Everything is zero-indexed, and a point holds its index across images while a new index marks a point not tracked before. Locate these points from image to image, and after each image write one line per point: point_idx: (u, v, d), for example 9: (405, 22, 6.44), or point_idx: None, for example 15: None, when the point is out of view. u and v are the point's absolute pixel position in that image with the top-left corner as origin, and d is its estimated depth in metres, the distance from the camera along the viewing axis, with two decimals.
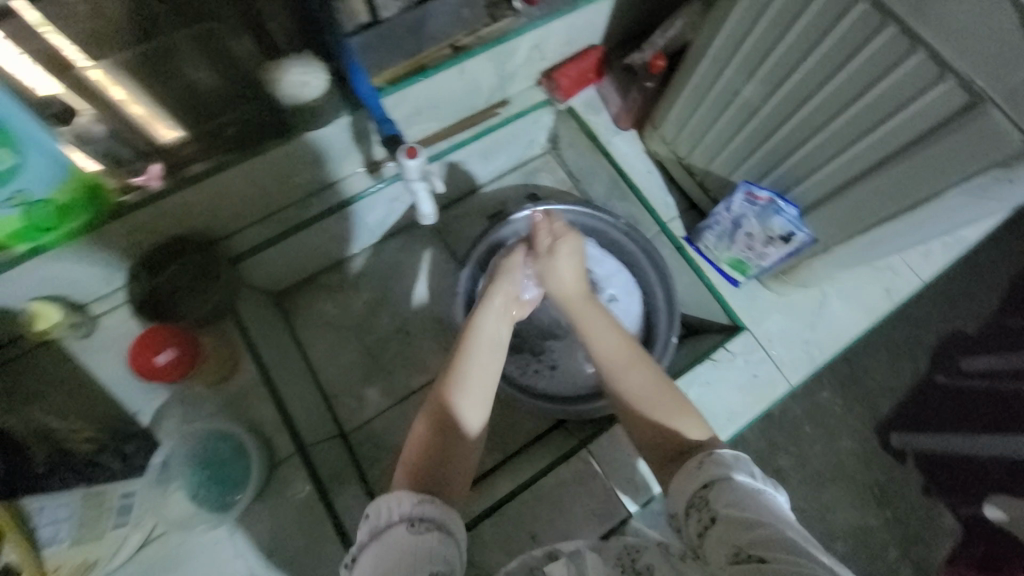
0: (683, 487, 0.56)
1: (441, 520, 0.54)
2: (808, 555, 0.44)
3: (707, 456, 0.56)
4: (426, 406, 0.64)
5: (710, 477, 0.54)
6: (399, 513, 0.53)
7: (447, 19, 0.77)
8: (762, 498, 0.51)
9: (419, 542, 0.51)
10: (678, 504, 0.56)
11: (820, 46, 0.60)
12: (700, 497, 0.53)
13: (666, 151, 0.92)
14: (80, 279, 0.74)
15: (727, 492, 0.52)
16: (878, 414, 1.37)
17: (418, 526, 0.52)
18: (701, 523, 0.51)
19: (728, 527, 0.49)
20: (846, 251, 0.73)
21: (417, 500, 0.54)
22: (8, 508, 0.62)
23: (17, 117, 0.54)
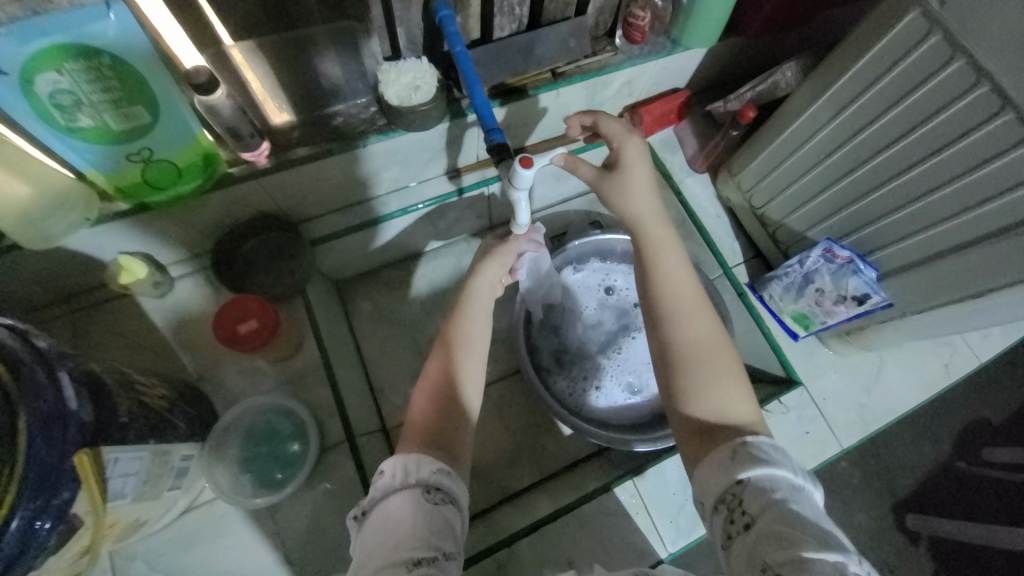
0: (714, 477, 0.51)
1: (453, 494, 0.52)
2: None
3: (741, 447, 0.51)
4: (424, 378, 0.63)
5: (744, 476, 0.49)
6: (415, 478, 0.51)
7: (554, 46, 0.80)
8: (802, 511, 0.46)
9: (432, 512, 0.49)
10: (706, 495, 0.51)
11: (928, 122, 0.61)
12: (731, 495, 0.49)
13: (739, 197, 0.94)
14: (168, 239, 0.76)
15: (764, 498, 0.47)
16: (896, 492, 1.37)
17: (434, 496, 0.50)
18: (731, 526, 0.47)
19: (761, 540, 0.44)
20: (921, 321, 0.74)
21: (434, 468, 0.52)
22: (93, 453, 0.47)
23: (162, 82, 0.56)
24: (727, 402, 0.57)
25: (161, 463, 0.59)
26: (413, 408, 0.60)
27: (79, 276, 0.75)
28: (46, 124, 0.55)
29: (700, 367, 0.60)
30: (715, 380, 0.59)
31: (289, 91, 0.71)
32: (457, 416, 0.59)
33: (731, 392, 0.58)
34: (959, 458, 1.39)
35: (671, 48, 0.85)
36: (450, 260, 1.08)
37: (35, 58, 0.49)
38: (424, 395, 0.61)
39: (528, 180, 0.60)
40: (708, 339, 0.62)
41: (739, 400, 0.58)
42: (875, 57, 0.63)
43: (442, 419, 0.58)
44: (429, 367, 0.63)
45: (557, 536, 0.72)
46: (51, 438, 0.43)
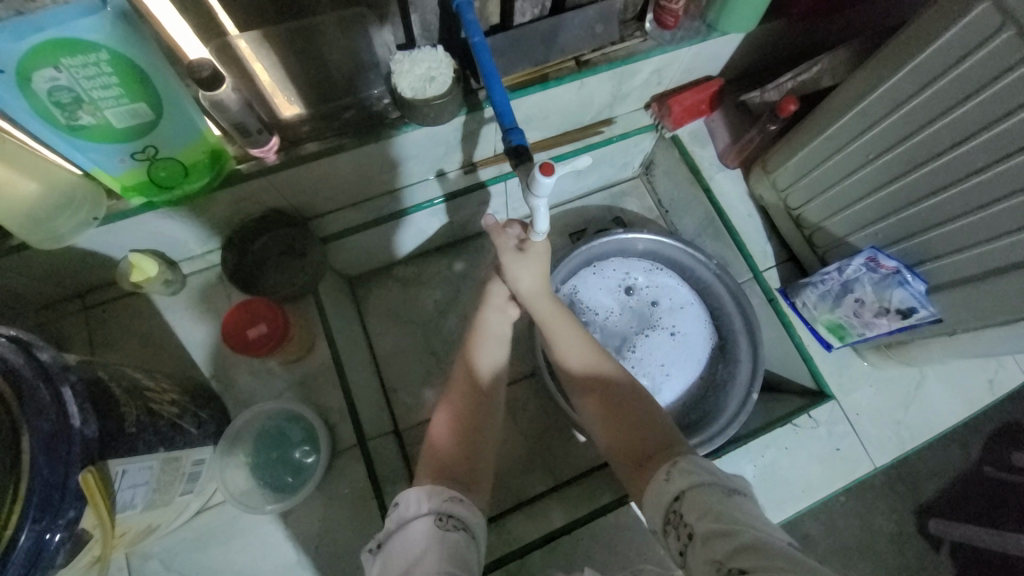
0: (658, 501, 0.55)
1: (465, 520, 0.53)
2: (784, 552, 0.44)
3: (675, 466, 0.55)
4: (443, 407, 0.66)
5: (679, 489, 0.53)
6: (427, 508, 0.53)
7: (581, 32, 0.73)
8: (737, 508, 0.50)
9: (443, 539, 0.50)
10: (655, 521, 0.55)
11: (995, 126, 0.54)
12: (674, 513, 0.52)
13: (775, 197, 0.87)
14: (178, 237, 0.74)
15: (700, 503, 0.51)
16: (918, 496, 1.32)
17: (445, 522, 0.52)
18: (681, 540, 0.50)
19: (708, 542, 0.47)
20: (973, 339, 0.68)
21: (445, 497, 0.54)
22: (98, 470, 0.46)
23: (161, 77, 0.53)
24: (654, 434, 0.62)
25: (172, 470, 0.58)
26: (434, 435, 0.64)
27: (91, 274, 0.75)
28: (47, 123, 0.52)
29: (618, 413, 0.66)
30: (634, 428, 0.63)
31: (298, 82, 0.67)
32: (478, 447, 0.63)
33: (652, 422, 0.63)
34: (988, 463, 1.32)
35: (706, 33, 0.78)
36: (464, 256, 1.05)
37: (31, 54, 0.46)
38: (443, 421, 0.65)
39: (547, 188, 0.56)
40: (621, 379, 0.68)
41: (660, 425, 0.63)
42: (940, 50, 0.56)
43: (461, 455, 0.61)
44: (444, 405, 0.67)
45: (570, 549, 0.70)
46: (53, 459, 0.42)
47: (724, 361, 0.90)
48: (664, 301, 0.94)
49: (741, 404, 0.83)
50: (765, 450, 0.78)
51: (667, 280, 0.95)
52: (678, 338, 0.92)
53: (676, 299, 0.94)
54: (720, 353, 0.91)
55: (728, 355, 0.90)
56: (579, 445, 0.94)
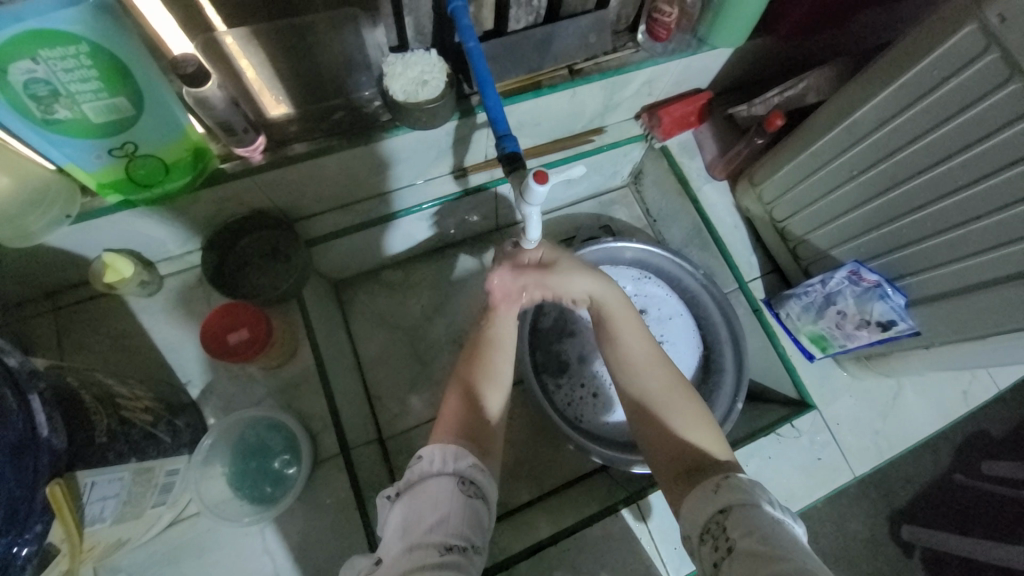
0: (699, 512, 0.53)
1: (485, 488, 0.53)
2: None
3: (724, 480, 0.54)
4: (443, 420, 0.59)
5: (727, 504, 0.51)
6: (453, 467, 0.52)
7: (575, 41, 0.74)
8: (784, 533, 0.48)
9: (465, 503, 0.50)
10: (692, 528, 0.53)
11: (976, 147, 0.56)
12: (716, 524, 0.51)
13: (760, 210, 0.89)
14: (155, 236, 0.72)
15: (745, 521, 0.49)
16: (892, 502, 1.35)
17: (468, 487, 0.51)
18: (718, 552, 0.49)
19: (748, 559, 0.46)
20: (951, 352, 0.70)
21: (472, 462, 0.52)
22: (66, 482, 0.44)
23: (144, 71, 0.51)
24: (695, 447, 0.60)
25: (145, 480, 0.56)
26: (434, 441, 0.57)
27: (62, 274, 0.71)
28: (20, 115, 0.50)
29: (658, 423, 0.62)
30: (677, 440, 0.60)
31: (287, 81, 0.66)
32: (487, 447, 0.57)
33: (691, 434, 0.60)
34: (958, 470, 1.36)
35: (697, 47, 0.80)
36: (452, 261, 1.04)
37: (8, 45, 0.44)
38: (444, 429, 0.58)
39: (541, 196, 0.56)
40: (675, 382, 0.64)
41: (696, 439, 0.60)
42: (924, 71, 0.57)
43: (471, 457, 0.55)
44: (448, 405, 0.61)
45: (557, 559, 0.69)
46: (20, 470, 0.39)
47: (710, 371, 0.91)
48: (653, 309, 0.95)
49: (725, 414, 0.83)
50: (747, 460, 0.79)
51: (653, 287, 0.96)
52: (666, 345, 0.93)
53: (664, 309, 0.95)
54: (707, 363, 0.92)
55: (713, 365, 0.91)
56: (566, 453, 0.93)
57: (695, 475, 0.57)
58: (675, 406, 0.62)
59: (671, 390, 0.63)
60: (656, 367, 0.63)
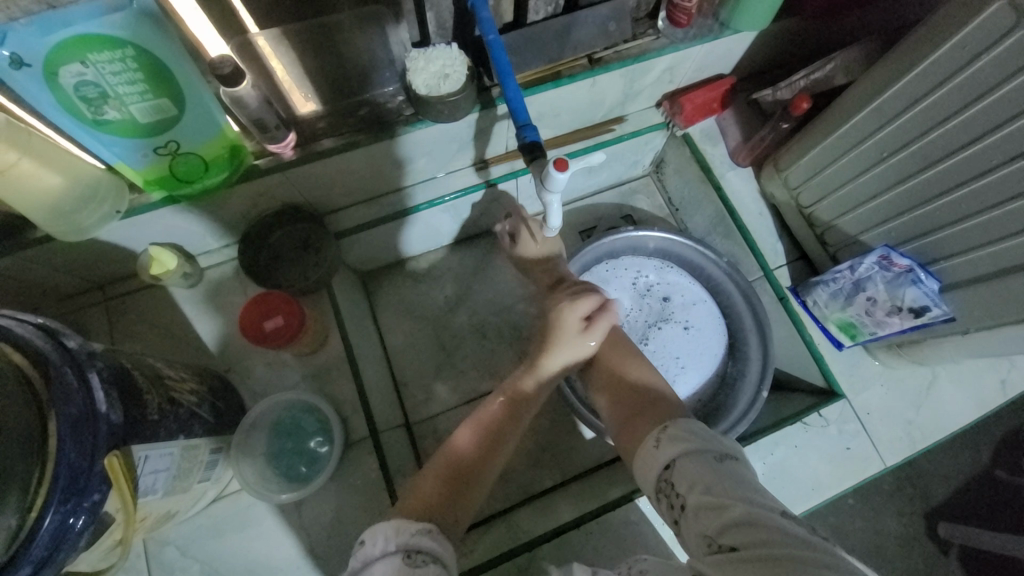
0: (649, 471, 0.54)
1: (437, 553, 0.50)
2: (771, 525, 0.44)
3: (664, 433, 0.55)
4: (472, 416, 0.68)
5: (669, 458, 0.52)
6: (395, 544, 0.49)
7: (594, 30, 0.74)
8: (728, 473, 0.49)
9: (416, 575, 0.47)
10: (648, 487, 0.55)
11: (1010, 125, 0.54)
12: (665, 482, 0.52)
13: (786, 196, 0.87)
14: (195, 230, 0.76)
15: (691, 472, 0.50)
16: (928, 500, 1.30)
17: (415, 559, 0.48)
18: (674, 510, 0.50)
19: (701, 515, 0.47)
20: (987, 338, 0.68)
21: (413, 530, 0.50)
22: (122, 454, 0.48)
23: (185, 73, 0.54)
24: (657, 415, 0.61)
25: (191, 457, 0.60)
26: (455, 440, 0.65)
27: (113, 267, 0.77)
28: (73, 118, 0.54)
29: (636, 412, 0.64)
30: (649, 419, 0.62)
31: (315, 79, 0.68)
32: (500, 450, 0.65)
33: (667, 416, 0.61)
34: (998, 467, 1.30)
35: (719, 32, 0.78)
36: (475, 252, 1.06)
37: (59, 49, 0.48)
38: (470, 431, 0.65)
39: (562, 184, 0.57)
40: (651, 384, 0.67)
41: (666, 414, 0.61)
42: (955, 47, 0.55)
43: (474, 458, 0.63)
44: (483, 409, 0.68)
45: (580, 542, 0.70)
46: (79, 443, 0.43)
47: (735, 359, 0.90)
48: (676, 297, 0.94)
49: (750, 403, 0.83)
50: (776, 446, 0.78)
51: (676, 274, 0.95)
52: (691, 332, 0.92)
53: (688, 295, 0.94)
54: (732, 350, 0.91)
55: (738, 353, 0.90)
56: (588, 441, 0.94)
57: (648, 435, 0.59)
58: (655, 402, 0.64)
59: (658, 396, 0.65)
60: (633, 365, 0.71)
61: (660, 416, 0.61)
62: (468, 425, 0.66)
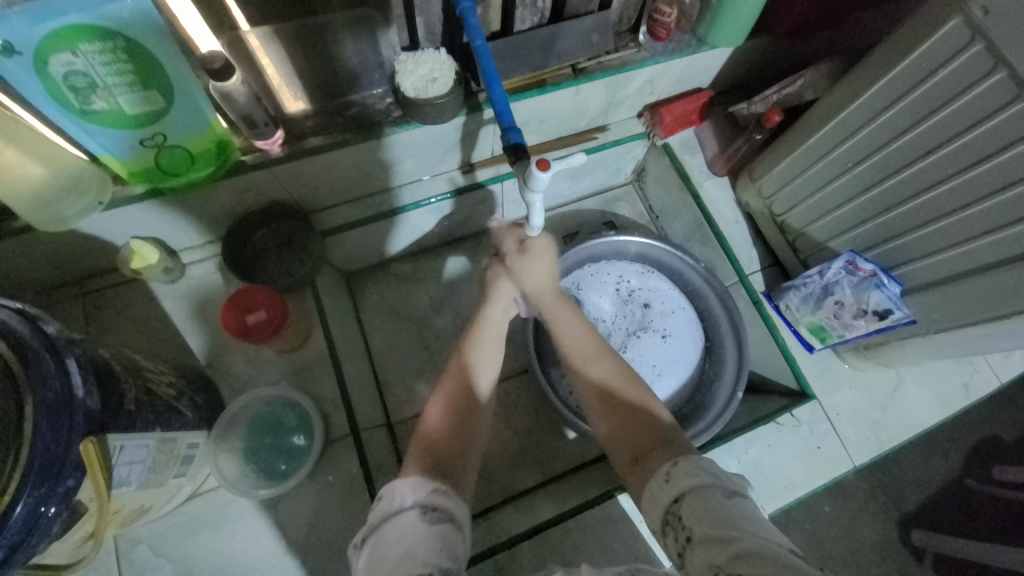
0: (656, 502, 0.53)
1: (453, 513, 0.50)
2: (784, 563, 0.42)
3: (675, 467, 0.54)
4: (440, 389, 0.64)
5: (680, 491, 0.51)
6: (412, 500, 0.50)
7: (577, 41, 0.77)
8: (740, 511, 0.48)
9: (430, 531, 0.47)
10: (654, 519, 0.53)
11: (966, 135, 0.58)
12: (672, 514, 0.51)
13: (760, 205, 0.91)
14: (179, 225, 0.76)
15: (700, 507, 0.49)
16: (901, 506, 1.33)
17: (430, 515, 0.49)
18: (679, 543, 0.49)
19: (706, 546, 0.46)
20: (945, 340, 0.72)
21: (429, 489, 0.51)
22: (98, 442, 0.47)
23: (176, 67, 0.55)
24: (650, 427, 0.60)
25: (169, 450, 0.59)
26: (426, 418, 0.61)
27: (92, 260, 0.76)
28: (59, 105, 0.54)
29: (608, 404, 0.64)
30: (641, 428, 0.61)
31: (304, 79, 0.70)
32: (473, 416, 0.62)
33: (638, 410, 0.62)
34: (968, 476, 1.35)
35: (696, 46, 0.82)
36: (460, 255, 1.08)
37: (50, 38, 0.48)
38: (439, 404, 0.62)
39: (543, 183, 0.59)
40: (623, 370, 0.67)
41: (643, 417, 0.62)
42: (912, 64, 0.60)
43: (446, 425, 0.60)
44: (444, 380, 0.65)
45: (559, 540, 0.70)
46: (57, 427, 0.43)
47: (711, 361, 0.93)
48: (656, 303, 0.97)
49: (726, 404, 0.85)
50: (749, 446, 0.80)
51: (656, 281, 0.98)
52: (669, 339, 0.94)
53: (668, 302, 0.97)
54: (709, 353, 0.93)
55: (715, 356, 0.92)
56: (569, 442, 0.95)
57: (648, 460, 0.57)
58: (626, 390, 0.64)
59: (624, 373, 0.66)
60: (597, 356, 0.67)
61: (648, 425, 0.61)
62: (437, 399, 0.63)
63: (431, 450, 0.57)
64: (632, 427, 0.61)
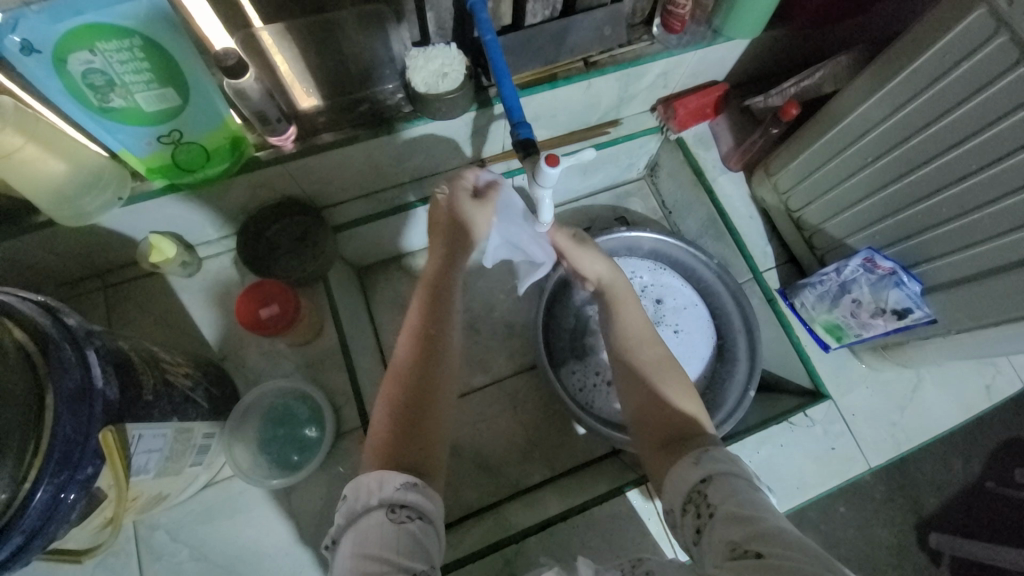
0: (679, 484, 0.53)
1: (423, 509, 0.49)
2: (804, 544, 0.41)
3: (704, 453, 0.53)
4: (408, 332, 0.62)
5: (707, 473, 0.51)
6: (380, 498, 0.48)
7: (589, 34, 0.76)
8: (762, 499, 0.48)
9: (398, 532, 0.46)
10: (674, 501, 0.53)
11: (990, 129, 0.55)
12: (697, 493, 0.51)
13: (776, 200, 0.89)
14: (195, 221, 0.77)
15: (726, 489, 0.49)
16: (918, 508, 1.31)
17: (399, 514, 0.47)
18: (700, 519, 0.49)
19: (727, 523, 0.46)
20: (967, 341, 0.69)
21: (400, 483, 0.49)
22: (116, 431, 0.49)
23: (190, 63, 0.56)
24: (684, 414, 0.59)
25: (184, 440, 0.61)
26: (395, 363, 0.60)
27: (113, 254, 0.78)
28: (79, 103, 0.55)
29: (635, 382, 0.63)
30: (671, 413, 0.59)
31: (316, 75, 0.70)
32: (441, 362, 0.60)
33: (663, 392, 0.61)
34: (989, 479, 1.31)
35: (712, 38, 0.80)
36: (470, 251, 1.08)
37: (69, 37, 0.49)
38: (406, 345, 0.61)
39: (553, 179, 0.58)
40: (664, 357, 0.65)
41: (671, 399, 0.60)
42: (936, 55, 0.58)
43: (419, 379, 0.58)
44: (409, 318, 0.63)
45: (566, 536, 0.71)
46: (76, 418, 0.44)
47: (723, 359, 0.91)
48: (669, 299, 0.95)
49: (738, 402, 0.84)
50: (760, 446, 0.79)
51: (669, 277, 0.97)
52: (680, 334, 0.94)
53: (680, 299, 0.96)
54: (722, 351, 0.92)
55: (727, 353, 0.91)
56: (577, 437, 0.95)
57: (674, 446, 0.57)
58: (658, 373, 0.62)
59: (651, 355, 0.65)
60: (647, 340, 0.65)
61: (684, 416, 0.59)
62: (404, 341, 0.61)
63: (401, 402, 0.57)
64: (661, 411, 0.60)
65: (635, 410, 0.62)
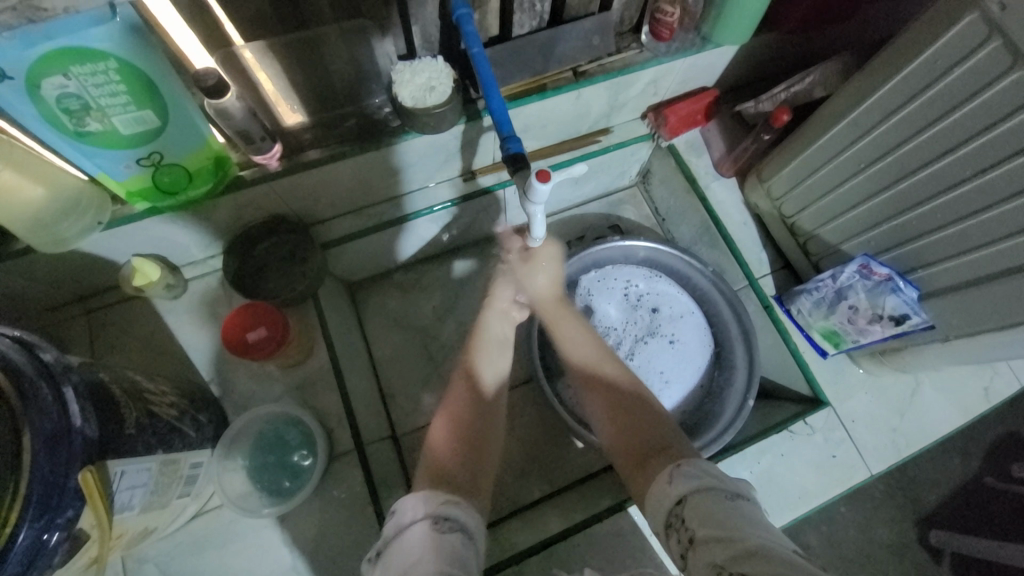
0: (659, 505, 0.53)
1: (464, 523, 0.51)
2: (787, 560, 0.41)
3: (678, 469, 0.54)
4: (458, 379, 0.70)
5: (682, 493, 0.51)
6: (425, 510, 0.51)
7: (577, 43, 0.75)
8: (744, 511, 0.48)
9: (441, 540, 0.48)
10: (657, 522, 0.53)
11: (984, 134, 0.55)
12: (676, 516, 0.51)
13: (769, 206, 0.88)
14: (179, 243, 0.75)
15: (703, 508, 0.49)
16: (918, 507, 1.30)
17: (443, 524, 0.50)
18: (682, 543, 0.48)
19: (708, 545, 0.46)
20: (966, 346, 0.69)
21: (443, 499, 0.52)
22: (97, 469, 0.46)
23: (167, 84, 0.54)
24: (655, 437, 0.62)
25: (170, 471, 0.59)
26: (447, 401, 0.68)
27: (95, 279, 0.76)
28: (55, 129, 0.53)
29: (612, 410, 0.68)
30: (644, 435, 0.63)
31: (301, 92, 0.69)
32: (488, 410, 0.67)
33: (640, 420, 0.65)
34: (988, 474, 1.31)
35: (701, 45, 0.80)
36: (463, 262, 1.07)
37: (41, 62, 0.48)
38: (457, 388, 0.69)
39: (544, 195, 0.57)
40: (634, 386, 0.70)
41: (643, 423, 0.65)
42: (926, 62, 0.57)
43: (471, 423, 0.65)
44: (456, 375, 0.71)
45: (567, 555, 0.69)
46: (54, 459, 0.42)
47: (721, 367, 0.90)
48: (665, 308, 0.95)
49: (736, 411, 0.83)
50: (761, 455, 0.78)
51: (664, 285, 0.96)
52: (677, 344, 0.93)
53: (677, 307, 0.94)
54: (719, 359, 0.91)
55: (725, 362, 0.90)
56: (576, 451, 0.94)
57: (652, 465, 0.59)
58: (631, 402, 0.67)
59: (636, 387, 0.70)
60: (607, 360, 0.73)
61: (656, 440, 0.62)
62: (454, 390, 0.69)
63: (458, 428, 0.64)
64: (636, 432, 0.64)
65: (616, 440, 0.66)
